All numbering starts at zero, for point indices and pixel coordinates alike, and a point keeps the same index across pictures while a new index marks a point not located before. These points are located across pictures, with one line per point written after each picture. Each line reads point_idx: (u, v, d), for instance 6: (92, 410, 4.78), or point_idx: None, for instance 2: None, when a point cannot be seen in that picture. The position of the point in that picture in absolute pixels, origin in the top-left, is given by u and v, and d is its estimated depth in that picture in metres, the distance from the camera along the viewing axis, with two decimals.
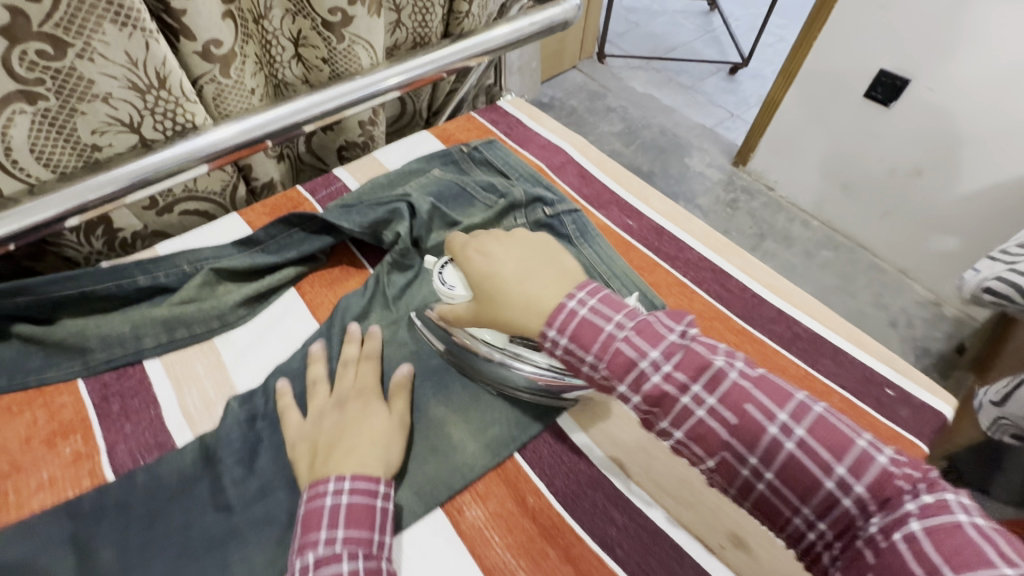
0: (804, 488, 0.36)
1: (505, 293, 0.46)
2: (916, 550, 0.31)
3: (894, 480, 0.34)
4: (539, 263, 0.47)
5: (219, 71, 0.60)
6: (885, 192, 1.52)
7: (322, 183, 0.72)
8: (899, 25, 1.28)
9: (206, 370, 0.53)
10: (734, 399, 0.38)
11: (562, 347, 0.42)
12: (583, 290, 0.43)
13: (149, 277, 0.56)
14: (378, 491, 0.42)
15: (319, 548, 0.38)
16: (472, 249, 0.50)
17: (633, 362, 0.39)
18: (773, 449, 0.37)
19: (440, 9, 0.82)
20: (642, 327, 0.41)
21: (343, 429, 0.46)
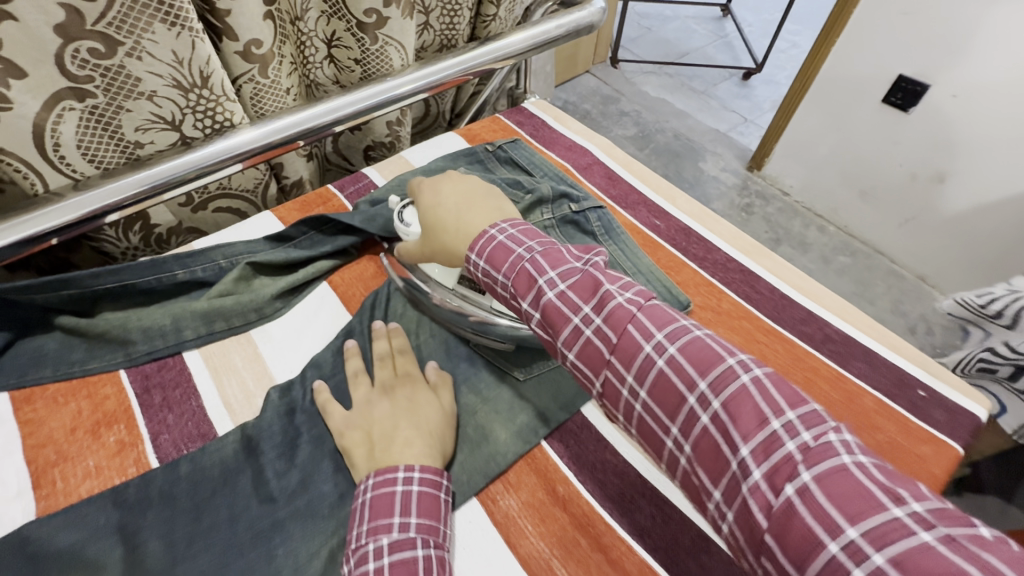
0: (711, 445, 0.33)
1: (442, 222, 0.51)
2: (816, 512, 0.28)
3: (805, 449, 0.30)
4: (476, 201, 0.52)
5: (257, 71, 0.61)
6: (904, 198, 1.51)
7: (350, 181, 0.73)
8: (920, 31, 1.28)
9: (244, 362, 0.54)
10: (652, 355, 0.36)
11: (482, 270, 0.45)
12: (509, 223, 0.46)
13: (188, 271, 0.57)
14: (441, 483, 0.43)
15: (393, 533, 0.39)
16: (425, 187, 0.55)
17: (565, 316, 0.40)
18: (688, 415, 0.34)
19: (468, 11, 0.83)
20: (579, 282, 0.40)
21: (386, 419, 0.47)
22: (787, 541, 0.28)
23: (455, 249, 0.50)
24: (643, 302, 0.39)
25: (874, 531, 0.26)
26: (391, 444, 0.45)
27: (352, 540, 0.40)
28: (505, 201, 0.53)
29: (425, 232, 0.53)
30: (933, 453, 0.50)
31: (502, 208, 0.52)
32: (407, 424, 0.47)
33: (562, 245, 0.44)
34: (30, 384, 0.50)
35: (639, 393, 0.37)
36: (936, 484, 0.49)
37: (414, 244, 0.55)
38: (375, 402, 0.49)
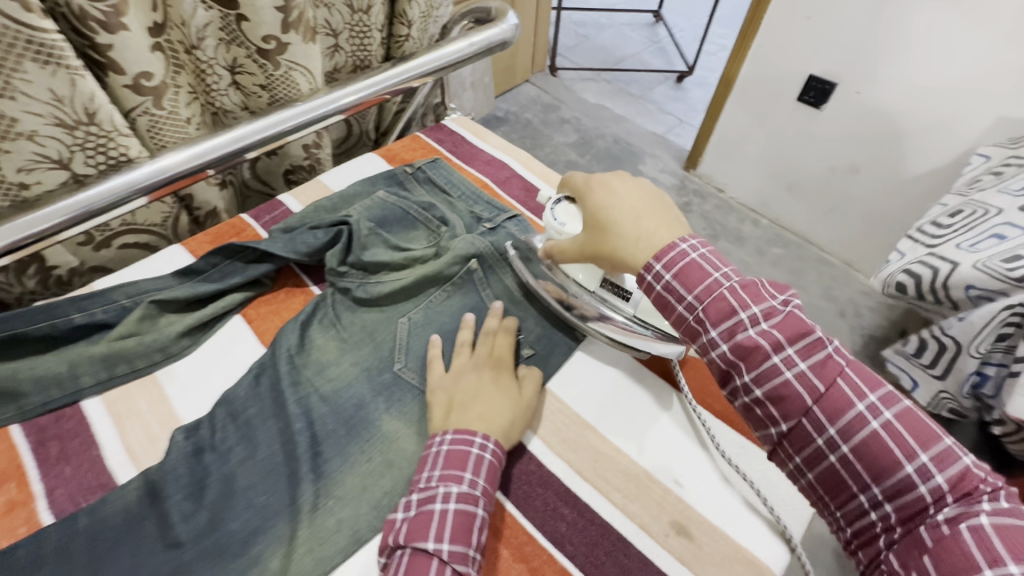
0: (836, 412, 0.39)
1: (615, 225, 0.49)
2: (983, 542, 0.32)
3: (997, 506, 0.33)
4: (651, 207, 0.49)
5: (152, 103, 0.60)
6: (825, 189, 1.60)
7: (265, 209, 0.72)
8: (824, 35, 1.37)
9: (149, 405, 0.52)
10: (789, 325, 0.40)
11: (664, 281, 0.44)
12: (695, 240, 0.45)
13: (86, 314, 0.55)
14: (477, 442, 0.47)
15: (462, 486, 0.44)
16: (594, 186, 0.53)
17: (734, 313, 0.42)
18: (854, 422, 0.38)
19: (378, 32, 0.83)
20: (715, 252, 0.45)
21: (472, 389, 0.52)
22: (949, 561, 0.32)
23: (627, 259, 0.48)
24: (842, 348, 0.41)
25: None
26: (467, 409, 0.50)
27: (421, 480, 0.45)
28: (677, 212, 0.50)
29: (588, 237, 0.51)
30: None
31: (675, 219, 0.49)
32: (485, 398, 0.51)
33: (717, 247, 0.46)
34: None
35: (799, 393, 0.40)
36: None
37: (571, 245, 0.54)
38: (468, 372, 0.53)
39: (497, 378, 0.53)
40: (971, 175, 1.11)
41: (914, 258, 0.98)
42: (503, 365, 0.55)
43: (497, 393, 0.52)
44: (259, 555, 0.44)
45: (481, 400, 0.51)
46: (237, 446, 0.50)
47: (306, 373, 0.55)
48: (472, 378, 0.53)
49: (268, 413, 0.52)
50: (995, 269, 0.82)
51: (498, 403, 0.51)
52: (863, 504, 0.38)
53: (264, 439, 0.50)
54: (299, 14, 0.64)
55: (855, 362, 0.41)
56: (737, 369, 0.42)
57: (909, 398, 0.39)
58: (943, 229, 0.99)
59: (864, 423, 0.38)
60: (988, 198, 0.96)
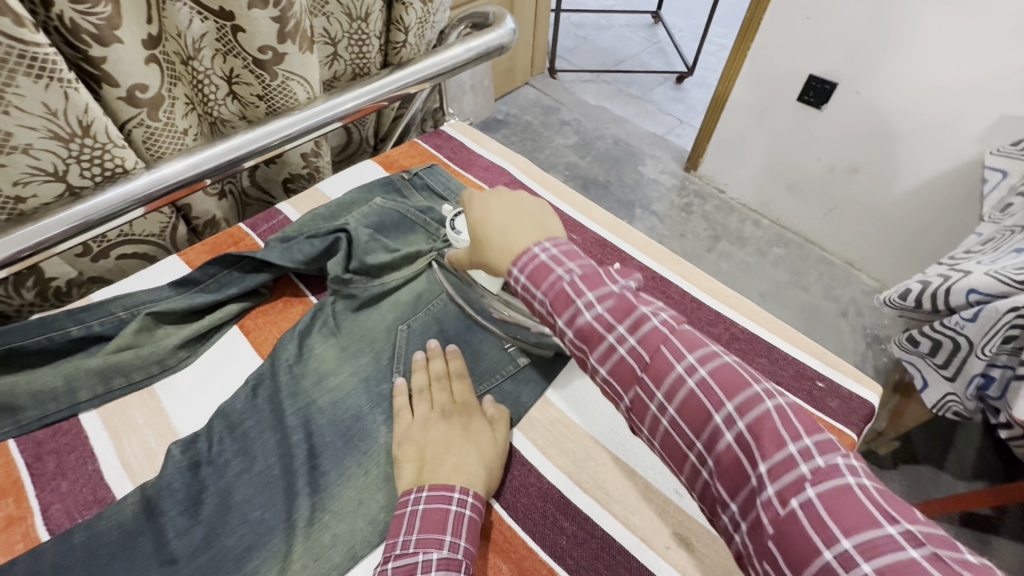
0: (697, 423, 0.36)
1: (489, 236, 0.51)
2: (813, 519, 0.29)
3: (815, 468, 0.31)
4: (524, 219, 0.51)
5: (147, 114, 0.60)
6: (827, 189, 1.59)
7: (263, 218, 0.72)
8: (824, 35, 1.37)
9: (146, 418, 0.52)
10: (651, 339, 0.39)
11: (523, 288, 0.45)
12: (553, 242, 0.46)
13: (83, 327, 0.55)
14: (456, 497, 0.44)
15: (442, 549, 0.40)
16: (474, 199, 0.54)
17: (601, 336, 0.40)
18: (715, 437, 0.35)
19: (377, 39, 0.83)
20: (587, 274, 0.43)
21: (444, 445, 0.48)
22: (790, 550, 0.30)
23: (500, 264, 0.49)
24: (679, 330, 0.39)
25: (858, 535, 0.28)
26: (441, 463, 0.47)
27: (399, 544, 0.41)
28: (553, 221, 0.51)
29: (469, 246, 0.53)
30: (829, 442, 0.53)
31: (548, 227, 0.51)
32: (459, 447, 0.48)
33: (599, 266, 0.44)
34: None
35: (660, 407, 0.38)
36: None
37: (462, 256, 0.55)
38: (436, 422, 0.50)
39: (469, 423, 0.51)
40: (995, 196, 1.10)
41: (935, 274, 0.99)
42: (472, 404, 0.53)
43: (469, 442, 0.49)
44: (255, 570, 0.43)
45: (455, 450, 0.48)
46: (234, 460, 0.49)
47: (304, 384, 0.55)
48: (442, 425, 0.50)
49: (266, 425, 0.52)
50: (1004, 276, 0.81)
51: (476, 447, 0.49)
52: (728, 524, 0.34)
53: (262, 453, 0.50)
54: (296, 23, 0.64)
55: (725, 364, 0.37)
56: (608, 382, 0.41)
57: (773, 396, 0.35)
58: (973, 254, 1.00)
59: (719, 434, 0.34)
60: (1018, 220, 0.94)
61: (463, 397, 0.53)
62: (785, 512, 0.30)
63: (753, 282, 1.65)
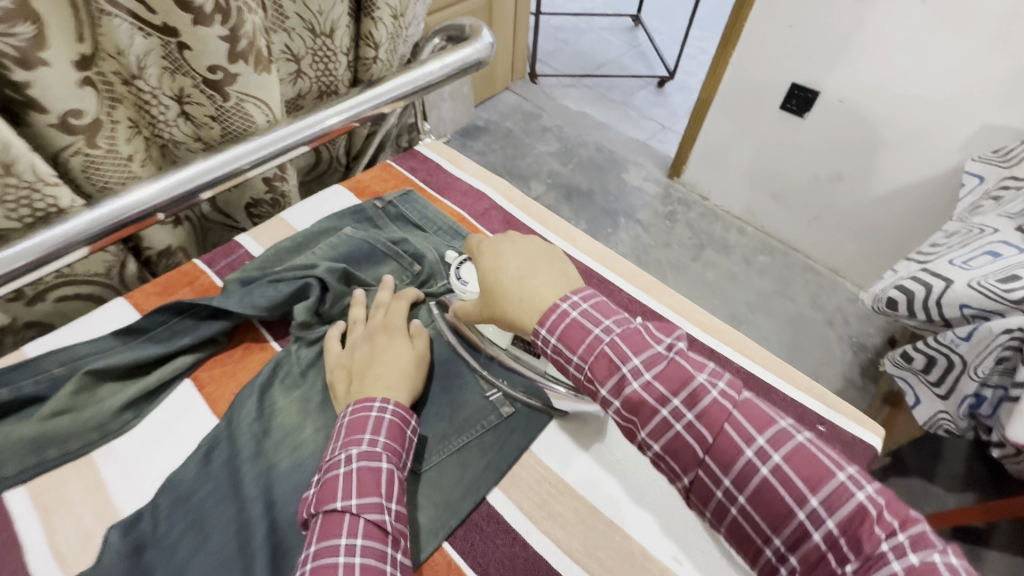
0: (772, 514, 0.35)
1: (504, 287, 0.46)
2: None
3: (908, 566, 0.29)
4: (539, 265, 0.46)
5: (84, 142, 0.55)
6: (811, 197, 1.58)
7: (221, 253, 0.66)
8: (806, 43, 1.35)
9: (83, 494, 0.46)
10: (713, 416, 0.37)
11: (551, 346, 0.42)
12: (580, 295, 0.43)
13: (10, 388, 0.49)
14: (367, 439, 0.43)
15: (363, 446, 0.43)
16: (485, 245, 0.49)
17: (654, 409, 0.38)
18: (797, 530, 0.34)
19: (344, 56, 0.78)
20: (628, 333, 0.41)
21: (367, 358, 0.51)
22: None
23: (521, 322, 0.45)
24: (736, 397, 0.38)
25: None
26: (365, 376, 0.49)
27: (325, 452, 0.43)
28: (570, 264, 0.48)
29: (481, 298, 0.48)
30: None
31: (567, 272, 0.47)
32: (383, 361, 0.51)
33: (639, 323, 0.42)
34: None
35: (726, 492, 0.36)
36: None
37: (473, 306, 0.50)
38: (362, 344, 0.53)
39: (389, 340, 0.53)
40: (968, 202, 1.08)
41: (908, 274, 0.96)
42: (397, 327, 0.54)
43: (390, 350, 0.52)
44: None
45: (378, 365, 0.50)
46: (183, 540, 0.44)
47: (266, 445, 0.50)
48: (368, 346, 0.52)
49: (220, 496, 0.46)
50: (988, 288, 0.79)
51: (395, 361, 0.51)
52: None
53: (216, 529, 0.45)
54: (250, 42, 0.59)
55: (796, 445, 0.35)
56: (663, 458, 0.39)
57: (859, 484, 0.33)
58: (941, 249, 0.96)
59: (802, 532, 0.33)
60: (986, 220, 0.93)
61: (388, 319, 0.55)
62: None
63: (739, 292, 1.63)
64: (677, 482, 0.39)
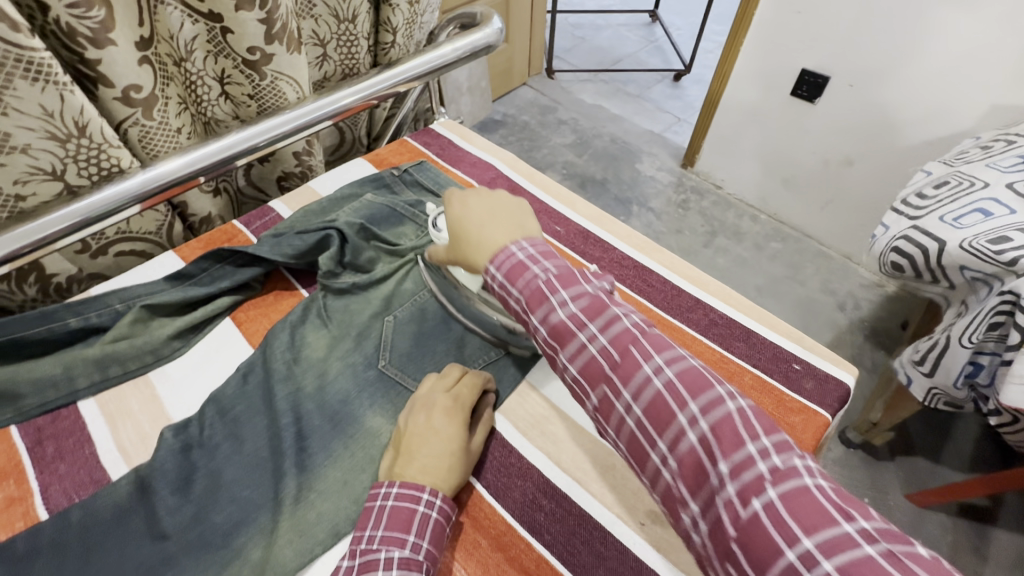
0: (661, 423, 0.37)
1: (466, 235, 0.51)
2: (774, 518, 0.30)
3: (773, 467, 0.32)
4: (499, 214, 0.52)
5: (141, 114, 0.62)
6: (822, 182, 1.59)
7: (256, 215, 0.74)
8: (817, 26, 1.36)
9: (141, 404, 0.54)
10: (621, 340, 0.40)
11: (498, 282, 0.47)
12: (530, 242, 0.48)
13: (81, 318, 0.57)
14: (410, 542, 0.42)
15: (404, 549, 0.42)
16: (455, 198, 0.55)
17: (573, 334, 0.42)
18: (676, 437, 0.36)
19: (365, 40, 0.85)
20: (562, 274, 0.45)
21: (421, 435, 0.48)
22: (754, 548, 0.30)
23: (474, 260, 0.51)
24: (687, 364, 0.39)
25: (820, 530, 0.29)
26: (413, 458, 0.47)
27: (364, 538, 0.43)
28: (529, 216, 0.53)
29: (451, 246, 0.53)
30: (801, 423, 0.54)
31: (524, 225, 0.52)
32: (432, 443, 0.48)
33: (575, 268, 0.46)
34: None
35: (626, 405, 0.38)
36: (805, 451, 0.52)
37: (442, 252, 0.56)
38: (417, 414, 0.50)
39: (449, 422, 0.49)
40: (963, 145, 1.10)
41: (900, 230, 0.93)
42: (460, 411, 0.51)
43: (444, 439, 0.48)
44: (242, 546, 0.45)
45: (428, 448, 0.48)
46: (223, 443, 0.51)
47: (295, 370, 0.57)
48: (424, 417, 0.49)
49: (255, 410, 0.54)
50: (982, 249, 0.79)
51: (441, 452, 0.48)
52: (688, 523, 0.35)
53: (251, 436, 0.52)
54: (283, 25, 0.67)
55: (688, 366, 0.38)
56: (585, 389, 0.41)
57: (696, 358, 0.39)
58: (930, 202, 0.93)
59: (648, 384, 0.37)
60: (976, 171, 0.92)
61: (456, 392, 0.52)
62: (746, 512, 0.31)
63: (750, 277, 1.66)
64: (586, 403, 0.42)
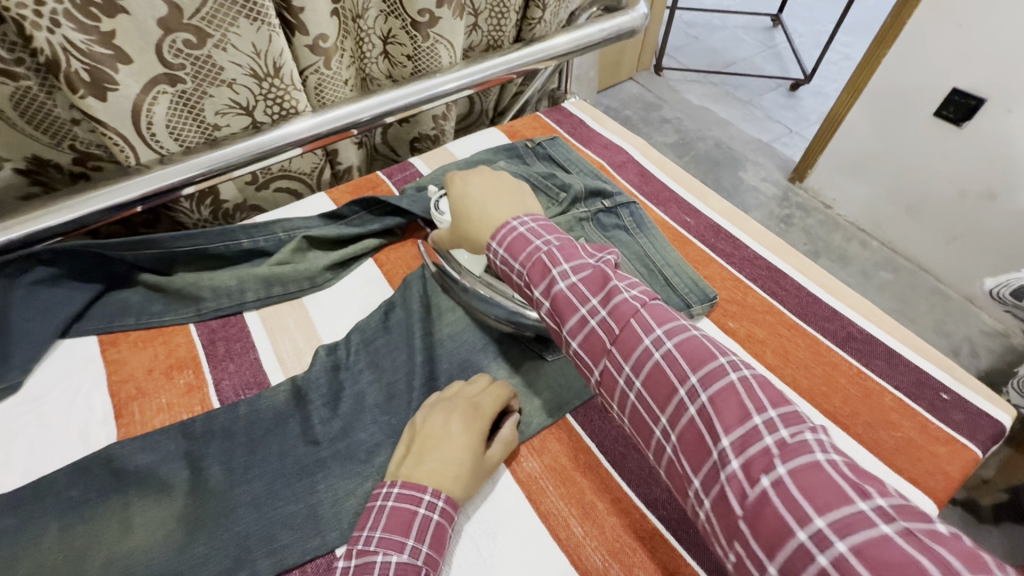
0: (695, 435, 0.36)
1: (468, 211, 0.55)
2: (786, 499, 0.31)
3: (791, 453, 0.32)
4: (502, 192, 0.55)
5: (321, 63, 0.68)
6: (954, 216, 1.45)
7: (398, 168, 0.79)
8: (979, 42, 1.23)
9: (296, 323, 0.60)
10: (650, 350, 0.39)
11: (501, 257, 0.49)
12: (533, 218, 0.50)
13: (251, 240, 0.64)
14: (408, 545, 0.40)
15: (403, 553, 0.39)
16: (457, 177, 0.58)
17: (604, 343, 0.42)
18: (712, 447, 0.35)
19: (514, 14, 0.88)
20: (590, 275, 0.44)
21: (436, 438, 0.47)
22: (763, 530, 0.31)
23: (483, 239, 0.53)
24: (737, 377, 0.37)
25: (832, 513, 0.29)
26: (425, 459, 0.45)
27: (361, 539, 0.40)
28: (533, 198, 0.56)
29: (454, 223, 0.57)
30: (948, 454, 0.50)
31: (526, 203, 0.55)
32: (446, 445, 0.46)
33: (607, 267, 0.45)
34: (116, 329, 0.58)
35: (661, 417, 0.38)
36: (950, 483, 0.49)
37: (444, 232, 0.59)
38: (435, 415, 0.49)
39: (467, 427, 0.48)
40: None
41: None
42: (478, 418, 0.49)
43: (463, 444, 0.47)
44: (379, 464, 0.49)
45: (440, 451, 0.46)
46: (365, 370, 0.56)
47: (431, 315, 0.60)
48: (442, 421, 0.48)
49: (393, 345, 0.58)
50: None
51: (453, 455, 0.46)
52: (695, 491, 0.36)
53: (390, 368, 0.56)
54: None
55: (724, 374, 0.37)
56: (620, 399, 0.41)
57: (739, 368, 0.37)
58: None
59: (682, 398, 0.37)
60: None
61: (476, 400, 0.51)
62: (754, 491, 0.32)
63: None
64: (620, 412, 0.42)
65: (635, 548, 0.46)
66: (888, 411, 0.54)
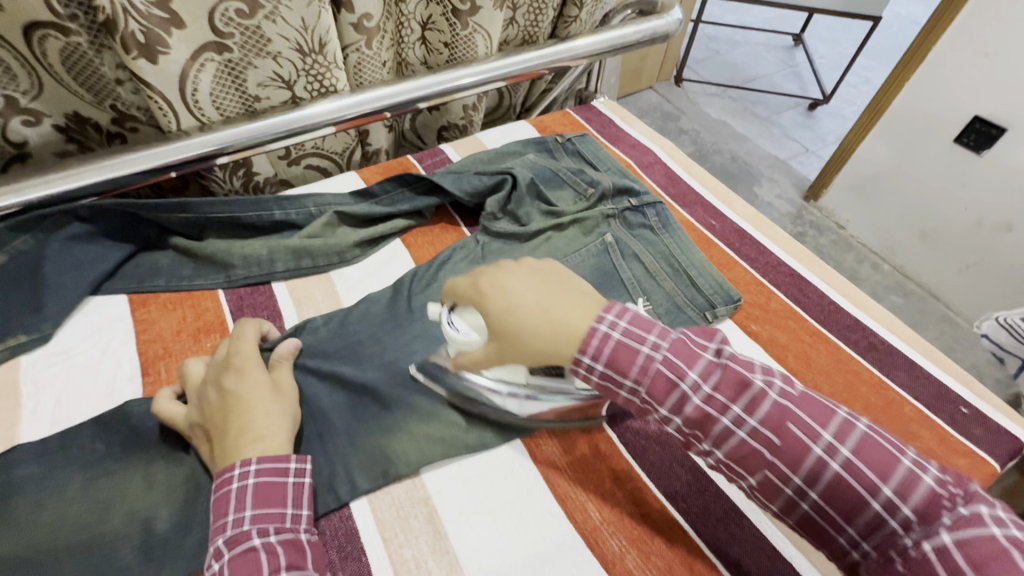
0: (845, 507, 0.34)
1: (525, 327, 0.41)
2: (964, 573, 0.30)
3: (957, 517, 0.32)
4: (557, 286, 0.43)
5: (363, 43, 0.69)
6: (968, 242, 1.45)
7: (428, 153, 0.80)
8: (1002, 71, 1.24)
9: (323, 295, 0.61)
10: (773, 418, 0.36)
11: (597, 372, 0.40)
12: (611, 311, 0.40)
13: (283, 212, 0.65)
14: (288, 512, 0.41)
15: (284, 521, 0.41)
16: (486, 282, 0.44)
17: (715, 419, 0.37)
18: (871, 518, 0.34)
19: (551, 10, 0.89)
20: (676, 346, 0.38)
21: (223, 407, 0.45)
22: None
23: (556, 356, 0.41)
24: (794, 394, 0.38)
25: None
26: (241, 433, 0.44)
27: (227, 524, 0.40)
28: (584, 283, 0.45)
29: (498, 340, 0.43)
30: (968, 466, 0.51)
31: (585, 292, 0.44)
32: (240, 409, 0.45)
33: (680, 332, 0.40)
34: (146, 290, 0.59)
35: (796, 488, 0.36)
36: None
37: (482, 354, 0.45)
38: (212, 391, 0.46)
39: (240, 383, 0.46)
40: None
41: None
42: (246, 366, 0.48)
43: (246, 399, 0.45)
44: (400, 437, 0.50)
45: (247, 416, 0.44)
46: (388, 346, 0.56)
47: None
48: (216, 394, 0.46)
49: (417, 323, 0.58)
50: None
51: (252, 415, 0.45)
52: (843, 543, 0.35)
53: (413, 345, 0.56)
54: None
55: (857, 436, 0.35)
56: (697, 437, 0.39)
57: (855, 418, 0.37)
58: None
59: (820, 467, 0.35)
60: None
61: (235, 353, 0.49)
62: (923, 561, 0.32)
63: None
64: (740, 481, 0.39)
65: (654, 537, 0.46)
66: (908, 421, 0.54)
